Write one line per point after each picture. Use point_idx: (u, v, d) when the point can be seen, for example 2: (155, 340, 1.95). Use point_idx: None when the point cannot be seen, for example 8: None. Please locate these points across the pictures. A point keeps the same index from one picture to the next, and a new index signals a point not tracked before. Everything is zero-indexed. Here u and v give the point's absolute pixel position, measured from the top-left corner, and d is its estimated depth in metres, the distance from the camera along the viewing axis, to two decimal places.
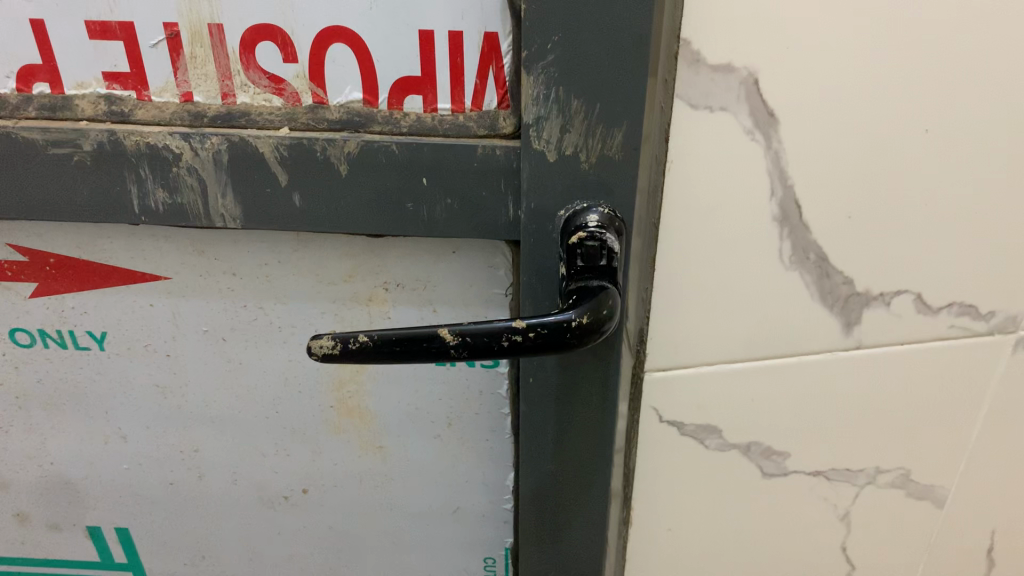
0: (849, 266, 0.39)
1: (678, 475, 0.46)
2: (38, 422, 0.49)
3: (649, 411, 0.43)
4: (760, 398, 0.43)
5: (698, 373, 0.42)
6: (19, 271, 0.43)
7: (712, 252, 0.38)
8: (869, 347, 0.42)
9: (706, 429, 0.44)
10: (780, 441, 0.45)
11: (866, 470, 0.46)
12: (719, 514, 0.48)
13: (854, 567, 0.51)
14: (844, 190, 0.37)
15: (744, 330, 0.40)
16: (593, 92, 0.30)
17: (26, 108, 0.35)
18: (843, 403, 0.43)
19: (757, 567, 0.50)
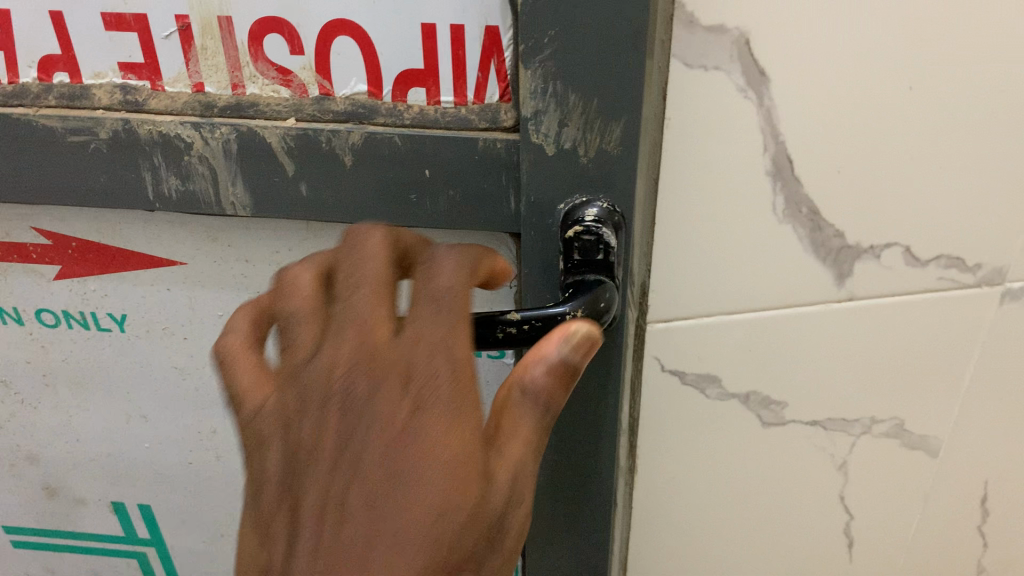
0: (842, 220, 0.40)
1: (678, 423, 0.47)
2: (64, 399, 0.50)
3: (651, 359, 0.44)
4: (756, 349, 0.44)
5: (700, 325, 0.43)
6: (44, 254, 0.44)
7: (709, 206, 0.39)
8: (862, 299, 0.42)
9: (706, 379, 0.45)
10: (777, 391, 0.46)
11: (861, 420, 0.47)
12: (719, 464, 0.49)
13: (852, 517, 0.52)
14: (838, 146, 0.37)
15: (740, 284, 0.41)
16: (591, 88, 0.31)
17: (46, 97, 0.36)
18: (838, 355, 0.44)
19: (758, 515, 0.52)
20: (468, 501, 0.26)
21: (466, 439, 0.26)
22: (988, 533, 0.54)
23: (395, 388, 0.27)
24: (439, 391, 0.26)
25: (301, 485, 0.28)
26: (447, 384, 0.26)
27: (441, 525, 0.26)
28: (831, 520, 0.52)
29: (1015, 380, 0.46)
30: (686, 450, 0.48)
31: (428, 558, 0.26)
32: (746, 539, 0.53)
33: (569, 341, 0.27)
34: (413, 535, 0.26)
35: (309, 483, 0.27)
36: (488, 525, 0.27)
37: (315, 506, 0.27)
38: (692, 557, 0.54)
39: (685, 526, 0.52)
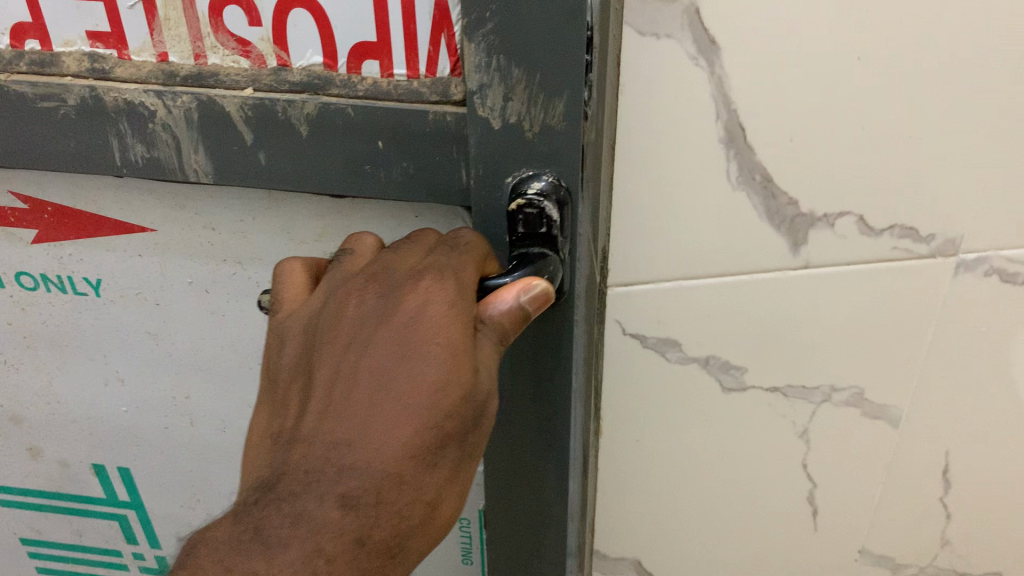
0: (795, 188, 0.41)
1: (641, 386, 0.49)
2: (44, 361, 0.51)
3: (614, 323, 0.46)
4: (712, 311, 0.45)
5: (659, 288, 0.45)
6: (21, 217, 0.44)
7: (663, 172, 0.40)
8: (818, 267, 0.43)
9: (666, 342, 0.47)
10: (737, 356, 0.47)
11: (821, 388, 0.49)
12: (684, 424, 0.51)
13: (817, 485, 0.54)
14: (794, 114, 0.38)
15: (698, 247, 0.43)
16: (533, 63, 0.31)
17: (18, 64, 0.36)
18: (796, 322, 0.46)
19: (720, 476, 0.53)
20: (464, 380, 0.30)
21: (466, 332, 0.30)
22: (952, 506, 0.55)
23: (409, 290, 0.31)
24: (446, 291, 0.30)
25: (313, 365, 0.32)
26: (453, 286, 0.31)
27: (441, 393, 0.29)
28: (795, 487, 0.54)
29: (973, 352, 0.47)
30: (646, 411, 0.51)
31: (424, 419, 0.30)
32: (710, 501, 0.55)
33: (528, 292, 0.31)
34: (413, 398, 0.30)
35: (320, 361, 0.32)
36: (476, 410, 0.31)
37: (324, 382, 0.31)
38: (658, 516, 0.56)
39: (652, 484, 0.54)
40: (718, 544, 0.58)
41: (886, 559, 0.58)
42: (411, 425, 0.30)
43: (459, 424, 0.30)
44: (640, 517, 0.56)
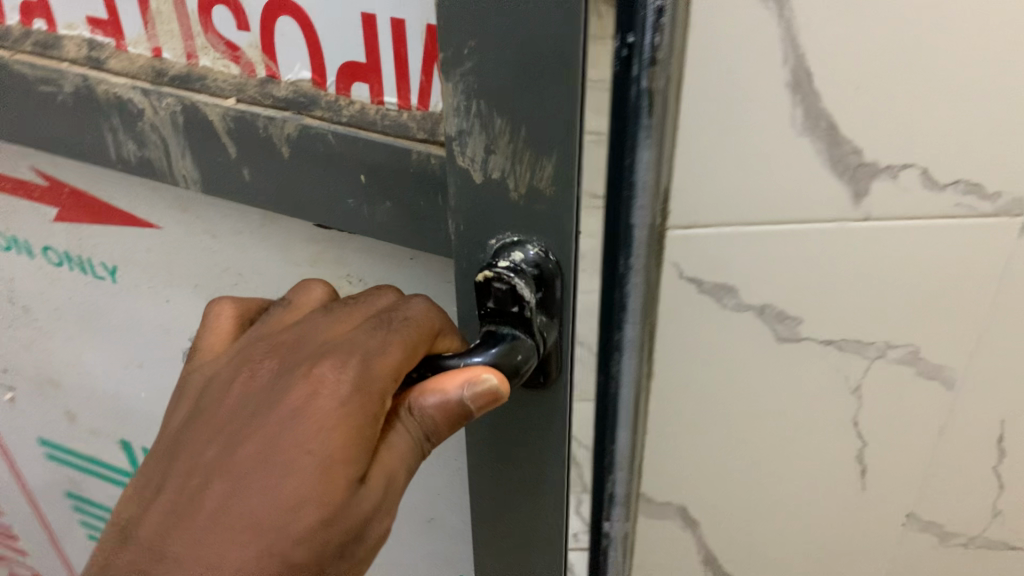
0: (859, 136, 0.39)
1: (691, 335, 0.48)
2: (74, 336, 0.59)
3: (671, 267, 0.45)
4: (765, 263, 0.44)
5: (719, 234, 0.43)
6: (43, 194, 0.51)
7: (725, 118, 0.39)
8: (879, 219, 0.41)
9: (724, 288, 0.46)
10: (793, 306, 0.46)
11: (876, 344, 0.47)
12: (733, 376, 0.50)
13: (866, 444, 0.53)
14: (860, 60, 0.36)
15: (757, 195, 0.41)
16: (516, 113, 0.30)
17: (23, 42, 0.42)
18: (851, 281, 0.44)
19: (765, 429, 0.53)
20: (332, 498, 0.31)
21: (356, 438, 0.31)
22: (1006, 475, 0.53)
23: (307, 378, 0.32)
24: (339, 391, 0.31)
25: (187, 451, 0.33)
26: (350, 381, 0.32)
27: (299, 512, 0.30)
28: (840, 446, 0.53)
29: None
30: (692, 364, 0.50)
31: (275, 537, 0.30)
32: (753, 455, 0.54)
33: (473, 388, 0.31)
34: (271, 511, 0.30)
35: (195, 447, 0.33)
36: (342, 530, 0.31)
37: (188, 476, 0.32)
38: (698, 468, 0.56)
39: (694, 437, 0.54)
40: (760, 500, 0.57)
41: (935, 525, 0.57)
42: (260, 546, 0.30)
43: (318, 549, 0.31)
44: (679, 470, 0.56)
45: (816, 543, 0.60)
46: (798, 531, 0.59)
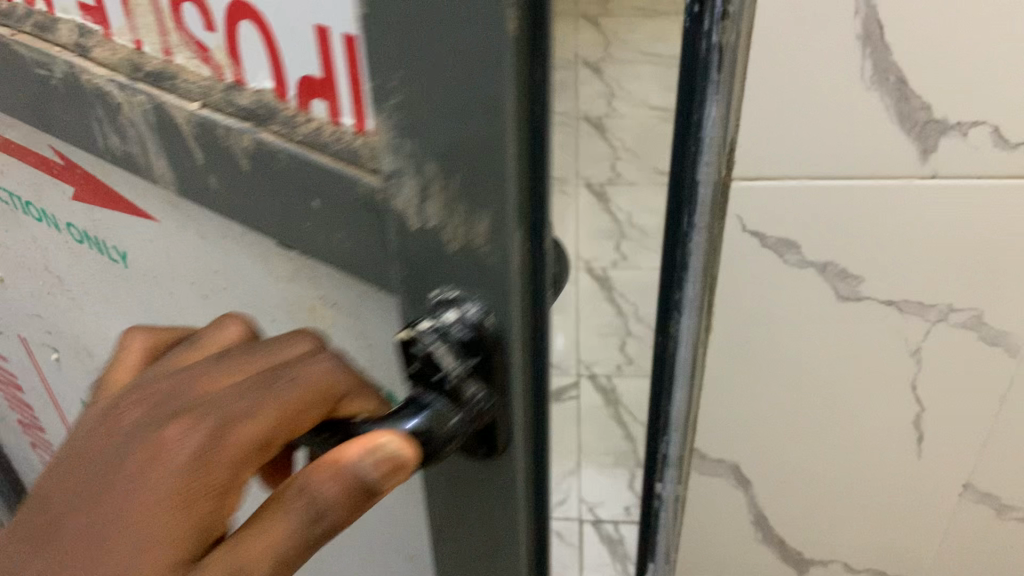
0: (929, 92, 0.42)
1: (755, 292, 0.53)
2: (97, 312, 0.64)
3: (734, 219, 0.49)
4: (827, 214, 0.48)
5: (789, 187, 0.47)
6: (63, 173, 0.55)
7: (801, 69, 0.42)
8: (946, 177, 0.45)
9: (786, 244, 0.50)
10: (855, 266, 0.50)
11: (939, 307, 0.51)
12: (795, 332, 0.55)
13: (923, 406, 0.57)
14: (938, 24, 0.40)
15: (832, 146, 0.45)
16: (441, 163, 0.33)
17: (26, 23, 0.46)
18: (903, 231, 0.48)
19: (822, 374, 0.57)
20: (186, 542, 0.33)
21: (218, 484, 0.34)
22: None
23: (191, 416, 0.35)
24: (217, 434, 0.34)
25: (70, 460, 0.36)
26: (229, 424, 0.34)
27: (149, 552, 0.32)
28: (894, 391, 0.57)
29: None
30: (755, 311, 0.54)
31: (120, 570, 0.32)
32: (812, 398, 0.58)
33: (377, 455, 0.33)
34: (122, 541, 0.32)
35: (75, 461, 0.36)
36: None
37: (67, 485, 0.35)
38: (755, 412, 0.61)
39: (755, 380, 0.58)
40: (816, 441, 0.62)
41: (991, 497, 0.63)
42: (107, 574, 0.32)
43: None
44: (738, 413, 0.61)
45: (866, 483, 0.64)
46: (857, 480, 0.64)
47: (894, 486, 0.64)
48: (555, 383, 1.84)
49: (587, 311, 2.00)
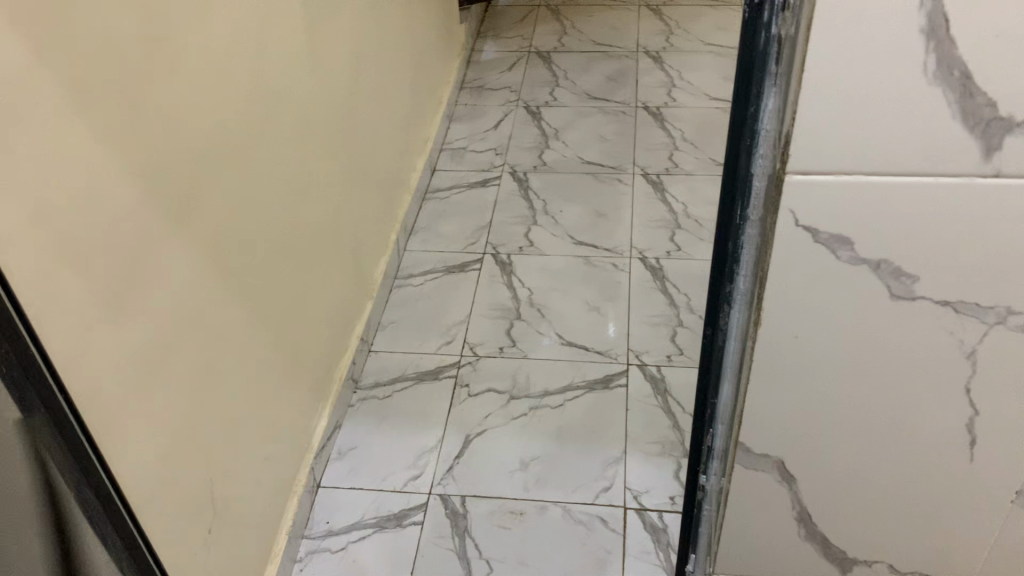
0: (993, 90, 0.53)
1: (819, 286, 0.66)
2: None
3: (787, 213, 0.62)
4: (888, 193, 0.59)
5: (849, 182, 0.59)
6: None
7: (875, 72, 0.53)
8: (1006, 174, 0.57)
9: (838, 240, 0.63)
10: (907, 265, 0.63)
11: (996, 310, 0.65)
12: (861, 324, 0.68)
13: (971, 392, 0.71)
14: (1005, 38, 0.50)
15: (901, 136, 0.56)
16: None
17: None
18: (952, 212, 0.59)
19: (875, 335, 0.69)
20: None
21: None
22: None
23: None
24: None
25: None
26: None
27: None
28: (938, 346, 0.69)
29: None
30: (818, 281, 0.66)
31: None
32: (868, 359, 0.70)
33: None
34: None
35: None
36: None
37: None
38: (812, 373, 0.72)
39: (819, 341, 0.70)
40: (872, 392, 0.73)
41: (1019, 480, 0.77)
42: None
43: None
44: (798, 373, 0.73)
45: (915, 429, 0.75)
46: (901, 460, 0.78)
47: (940, 433, 0.75)
48: (605, 370, 1.92)
49: (641, 301, 2.11)
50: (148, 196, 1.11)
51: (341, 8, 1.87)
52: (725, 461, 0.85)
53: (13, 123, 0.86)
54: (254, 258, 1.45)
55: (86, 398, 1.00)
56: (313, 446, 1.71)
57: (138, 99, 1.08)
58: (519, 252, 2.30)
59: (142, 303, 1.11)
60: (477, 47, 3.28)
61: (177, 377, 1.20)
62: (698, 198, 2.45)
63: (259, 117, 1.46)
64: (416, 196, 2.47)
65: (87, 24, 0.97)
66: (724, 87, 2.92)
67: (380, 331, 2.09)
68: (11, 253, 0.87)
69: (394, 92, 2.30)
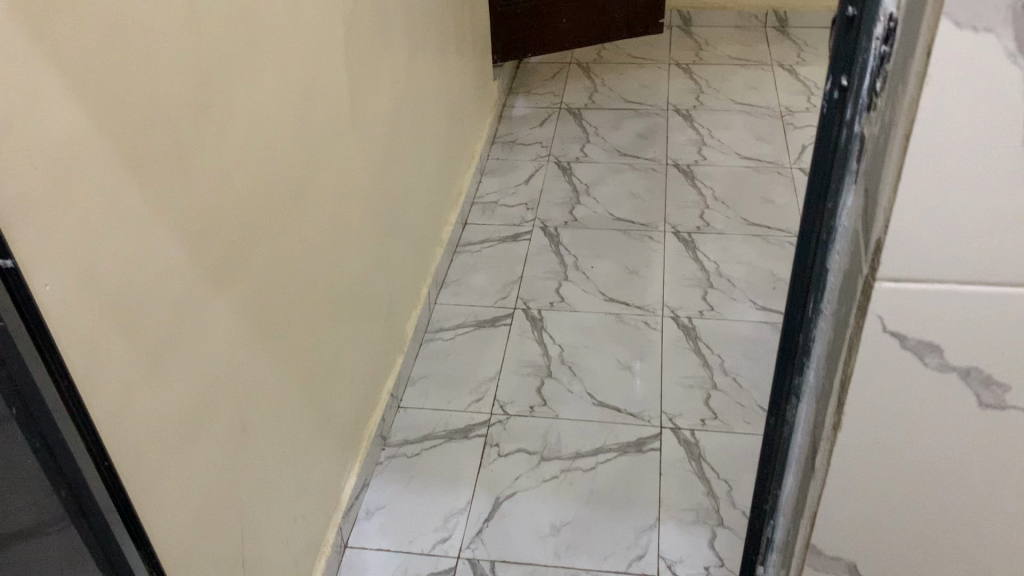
0: None
1: (898, 393, 0.60)
2: None
3: (874, 319, 0.56)
4: (982, 309, 0.54)
5: (941, 292, 0.54)
6: None
7: (970, 176, 0.49)
8: None
9: (928, 349, 0.57)
10: (998, 373, 0.57)
11: None
12: (944, 436, 0.61)
13: None
14: None
15: (995, 247, 0.51)
16: None
17: None
18: None
19: (954, 460, 0.62)
20: None
21: None
22: None
23: None
24: None
25: None
26: None
27: None
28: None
29: None
30: (898, 395, 0.60)
31: None
32: (949, 476, 0.63)
33: None
34: None
35: None
36: None
37: None
38: (884, 488, 0.66)
39: (892, 456, 0.64)
40: (949, 516, 0.66)
41: None
42: None
43: None
44: (869, 487, 0.66)
45: (992, 553, 0.68)
46: None
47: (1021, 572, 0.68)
48: (637, 433, 1.90)
49: (673, 361, 2.09)
50: (193, 256, 1.11)
51: (380, 68, 1.90)
52: (784, 553, 0.82)
53: (65, 188, 0.86)
54: (289, 316, 1.45)
55: (124, 465, 0.98)
56: (340, 504, 1.69)
57: (187, 161, 1.09)
58: (550, 308, 2.29)
59: (183, 364, 1.10)
60: (508, 103, 3.31)
61: (213, 438, 1.19)
62: (730, 257, 2.43)
63: (300, 175, 1.46)
64: (448, 249, 2.47)
65: (144, 89, 0.99)
66: (755, 146, 2.92)
67: (409, 387, 2.07)
68: (59, 318, 0.86)
69: (428, 147, 2.32)
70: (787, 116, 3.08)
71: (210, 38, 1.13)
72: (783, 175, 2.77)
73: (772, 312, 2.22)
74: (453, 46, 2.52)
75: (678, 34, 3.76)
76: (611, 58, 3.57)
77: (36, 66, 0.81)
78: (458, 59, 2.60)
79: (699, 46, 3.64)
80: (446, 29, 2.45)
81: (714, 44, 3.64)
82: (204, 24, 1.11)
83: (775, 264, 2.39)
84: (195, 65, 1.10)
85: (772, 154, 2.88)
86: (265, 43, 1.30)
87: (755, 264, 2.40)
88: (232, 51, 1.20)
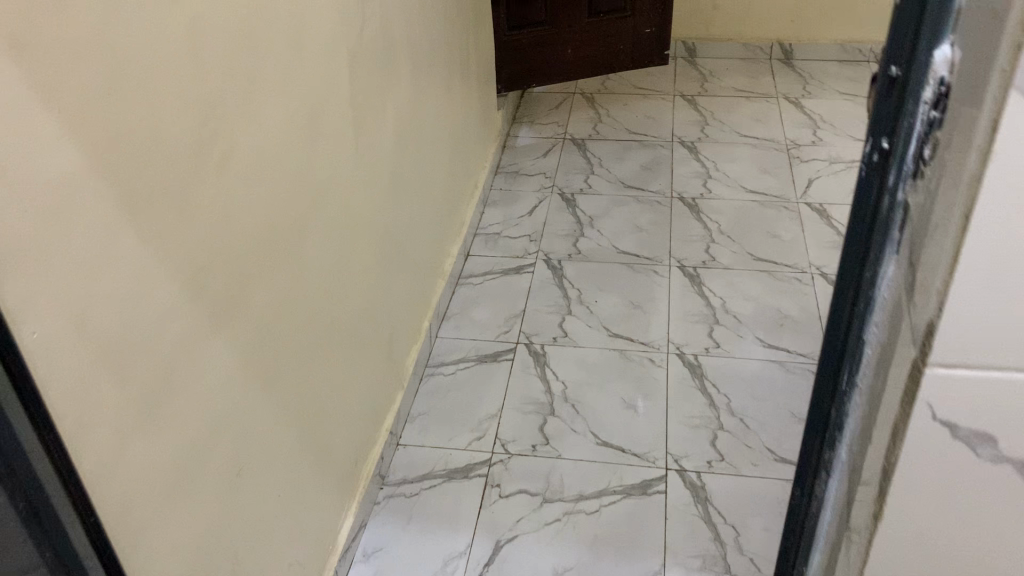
0: None
1: (948, 483, 0.57)
2: None
3: (927, 404, 0.53)
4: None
5: (1002, 379, 0.51)
6: None
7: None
8: None
9: (982, 440, 0.54)
10: None
11: None
12: (995, 529, 0.57)
13: None
14: None
15: None
16: None
17: None
18: None
19: (1001, 554, 0.58)
20: None
21: None
22: None
23: None
24: None
25: None
26: None
27: None
28: None
29: None
30: (950, 484, 0.57)
31: None
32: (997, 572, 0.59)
33: None
34: None
35: None
36: None
37: None
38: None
39: (936, 548, 0.60)
40: None
41: None
42: None
43: None
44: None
45: None
46: None
47: None
48: (643, 474, 1.85)
49: (679, 400, 2.05)
50: (190, 298, 1.08)
51: (384, 101, 1.87)
52: None
53: (59, 232, 0.83)
54: (287, 355, 1.41)
55: (112, 519, 0.94)
56: (337, 547, 1.64)
57: (186, 200, 1.05)
58: (553, 343, 2.25)
59: (177, 410, 1.06)
60: (512, 132, 3.29)
61: (207, 485, 1.15)
62: (737, 292, 2.40)
63: (301, 211, 1.43)
64: (450, 282, 2.44)
65: (143, 128, 0.95)
66: (760, 180, 2.89)
67: (409, 424, 2.03)
68: (47, 368, 0.82)
69: (431, 179, 2.29)
70: (793, 149, 3.06)
71: (212, 74, 1.10)
72: (789, 209, 2.74)
73: (779, 350, 2.19)
74: (458, 76, 2.50)
75: (682, 65, 3.75)
76: (615, 88, 3.56)
77: (30, 107, 0.78)
78: (463, 90, 2.58)
79: (704, 77, 3.63)
80: (451, 60, 2.44)
81: (718, 76, 3.62)
82: (206, 60, 1.09)
83: (782, 301, 2.36)
84: (197, 102, 1.07)
85: (778, 187, 2.86)
86: (267, 78, 1.27)
87: (761, 300, 2.37)
88: (235, 87, 1.17)
